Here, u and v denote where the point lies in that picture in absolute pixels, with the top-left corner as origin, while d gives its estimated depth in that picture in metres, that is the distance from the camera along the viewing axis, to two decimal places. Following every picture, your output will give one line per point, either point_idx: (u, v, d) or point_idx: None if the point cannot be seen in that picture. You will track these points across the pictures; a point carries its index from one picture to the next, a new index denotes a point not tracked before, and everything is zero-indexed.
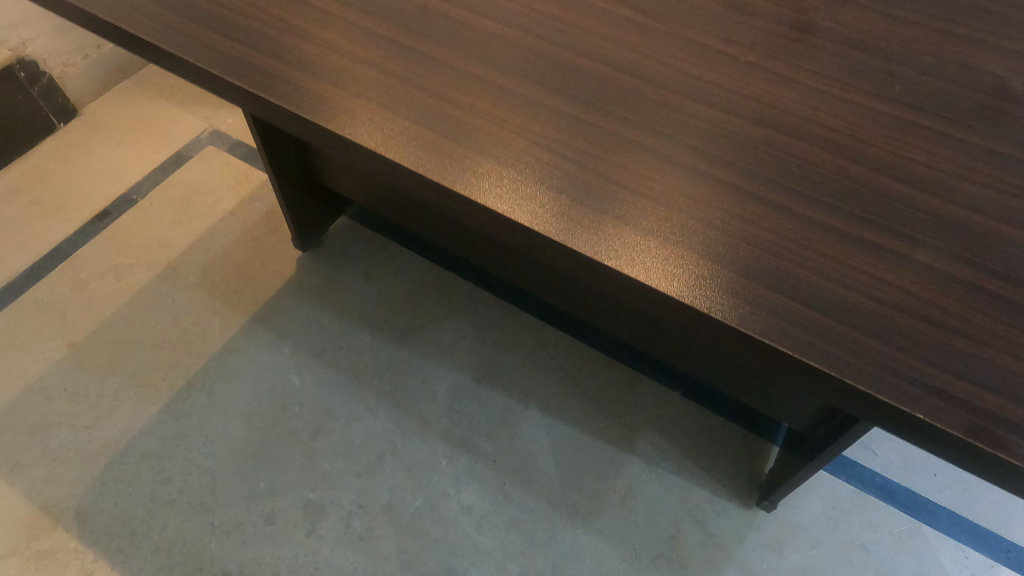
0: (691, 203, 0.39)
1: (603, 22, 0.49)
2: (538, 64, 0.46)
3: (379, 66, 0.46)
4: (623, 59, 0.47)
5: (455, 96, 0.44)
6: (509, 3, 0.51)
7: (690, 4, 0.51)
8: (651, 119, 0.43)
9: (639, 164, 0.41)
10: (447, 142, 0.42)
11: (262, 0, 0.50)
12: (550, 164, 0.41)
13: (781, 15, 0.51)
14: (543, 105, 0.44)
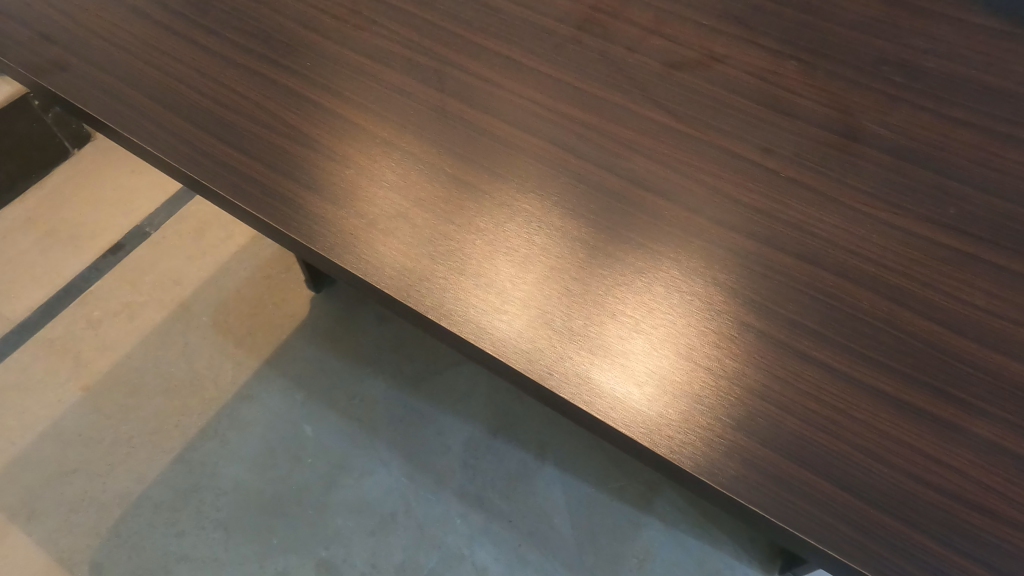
0: (703, 358, 0.38)
1: (632, 130, 0.47)
2: (554, 187, 0.45)
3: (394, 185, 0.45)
4: (655, 179, 0.45)
5: (461, 223, 0.43)
6: (533, 107, 0.48)
7: (725, 105, 0.48)
8: (678, 258, 0.42)
9: (644, 310, 0.40)
10: (451, 279, 0.41)
11: (273, 103, 0.48)
12: (555, 309, 0.40)
13: (823, 118, 0.48)
14: (549, 238, 0.43)
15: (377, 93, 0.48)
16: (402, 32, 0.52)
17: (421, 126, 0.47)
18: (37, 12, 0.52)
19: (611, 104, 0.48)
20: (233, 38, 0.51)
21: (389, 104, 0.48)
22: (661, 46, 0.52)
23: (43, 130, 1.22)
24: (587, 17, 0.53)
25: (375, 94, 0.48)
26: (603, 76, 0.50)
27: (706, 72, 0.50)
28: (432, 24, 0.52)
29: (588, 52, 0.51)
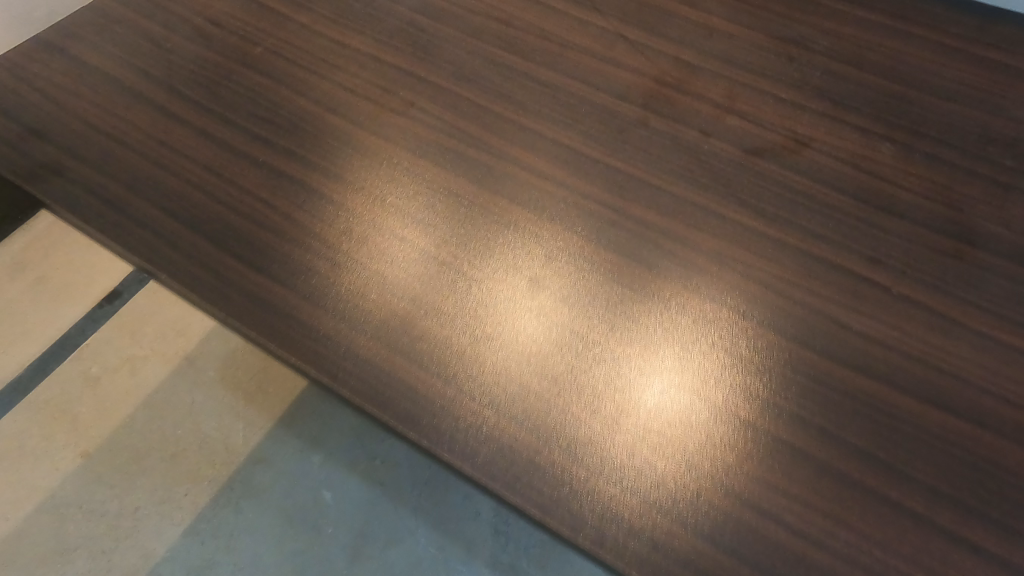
0: (745, 465, 0.33)
1: (716, 238, 0.41)
2: (583, 262, 0.40)
3: (423, 273, 0.39)
4: (752, 302, 0.39)
5: (476, 302, 0.38)
6: (604, 212, 0.42)
7: (821, 203, 0.42)
8: (745, 385, 0.36)
9: (674, 400, 0.35)
10: (460, 366, 0.36)
11: (302, 211, 0.41)
12: (574, 400, 0.35)
13: (931, 215, 0.42)
14: (566, 316, 0.38)
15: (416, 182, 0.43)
16: (444, 119, 0.46)
17: (461, 212, 0.42)
18: (28, 104, 0.46)
19: (690, 206, 0.42)
20: (252, 130, 0.45)
21: (426, 190, 0.43)
22: (738, 127, 0.45)
23: None
24: (652, 94, 0.47)
25: (413, 187, 0.43)
26: (678, 169, 0.43)
27: (793, 160, 0.44)
28: (478, 109, 0.46)
29: (657, 138, 0.45)
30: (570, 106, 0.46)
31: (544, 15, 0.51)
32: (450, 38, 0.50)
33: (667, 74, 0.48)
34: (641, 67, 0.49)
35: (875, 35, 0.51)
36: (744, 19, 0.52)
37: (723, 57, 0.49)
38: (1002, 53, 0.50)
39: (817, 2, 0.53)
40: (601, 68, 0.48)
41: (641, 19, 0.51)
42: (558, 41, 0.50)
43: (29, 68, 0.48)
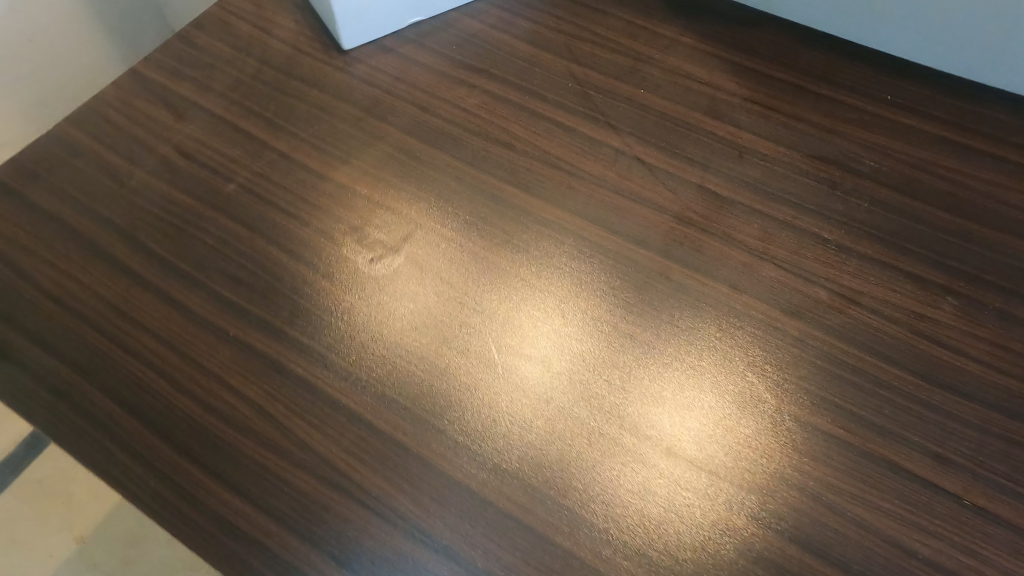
0: (751, 501, 0.33)
1: (741, 379, 0.37)
2: (600, 298, 0.39)
3: (430, 348, 0.38)
4: (776, 407, 0.36)
5: (485, 373, 0.37)
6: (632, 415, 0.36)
7: (874, 381, 0.36)
8: (757, 428, 0.35)
9: (688, 472, 0.34)
10: (468, 392, 0.36)
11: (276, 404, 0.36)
12: (582, 424, 0.35)
13: (1005, 394, 0.36)
14: (578, 384, 0.37)
15: (419, 257, 0.41)
16: (440, 239, 0.41)
17: (466, 279, 0.40)
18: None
19: (712, 351, 0.38)
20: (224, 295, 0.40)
21: (429, 263, 0.41)
22: (775, 282, 0.40)
23: None
24: (676, 237, 0.41)
25: (421, 245, 0.41)
26: (700, 320, 0.39)
27: (840, 324, 0.38)
28: (479, 237, 0.42)
29: (682, 296, 0.39)
30: (577, 241, 0.41)
31: (551, 134, 0.46)
32: (447, 166, 0.44)
33: (691, 209, 0.42)
34: (662, 200, 0.43)
35: (928, 150, 0.45)
36: (779, 134, 0.46)
37: (757, 185, 0.43)
38: None
39: (862, 109, 0.47)
40: (616, 204, 0.43)
41: (661, 136, 0.45)
42: (570, 170, 0.44)
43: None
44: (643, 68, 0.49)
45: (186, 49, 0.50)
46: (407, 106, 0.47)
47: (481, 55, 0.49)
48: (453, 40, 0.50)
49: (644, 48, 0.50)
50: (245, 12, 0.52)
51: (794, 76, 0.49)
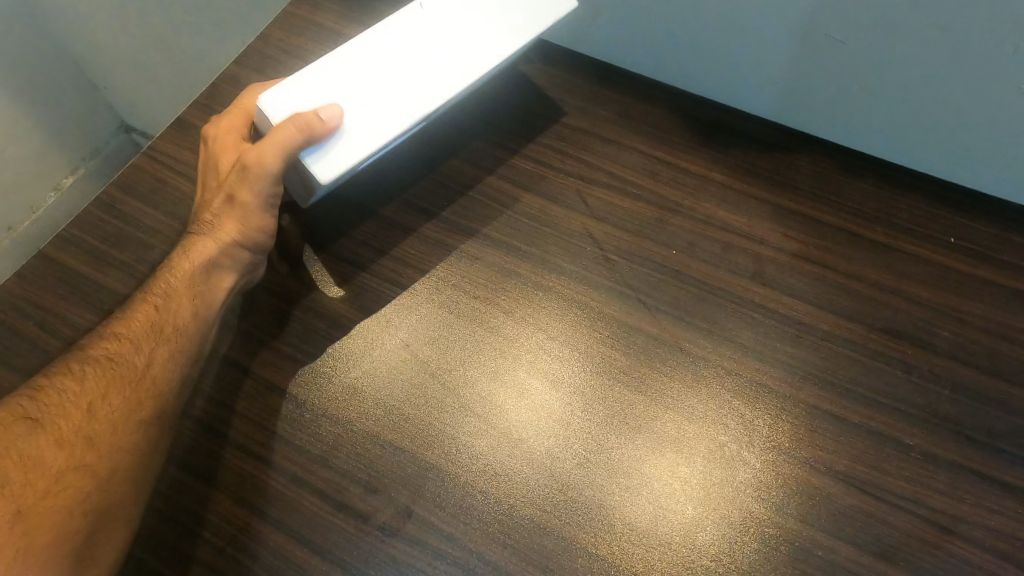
0: (771, 552, 0.33)
1: (742, 438, 0.35)
2: (588, 355, 0.37)
3: (434, 544, 0.33)
4: (782, 471, 0.35)
5: (500, 566, 0.32)
6: (654, 497, 0.34)
7: None
8: (765, 478, 0.34)
9: (718, 541, 0.33)
10: (464, 461, 0.35)
11: None
12: (584, 480, 0.34)
13: None
14: (605, 569, 0.32)
15: (408, 425, 0.36)
16: (427, 327, 0.38)
17: (467, 444, 0.35)
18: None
19: (754, 523, 0.33)
20: None
21: (421, 428, 0.36)
22: (847, 514, 0.34)
23: None
24: (720, 456, 0.35)
25: (405, 313, 0.39)
26: (698, 388, 0.37)
27: (936, 568, 0.33)
28: (467, 301, 0.39)
29: (758, 541, 0.33)
30: (569, 332, 0.38)
31: (567, 319, 0.38)
32: (466, 370, 0.37)
33: (742, 417, 0.36)
34: (704, 409, 0.36)
35: (1004, 312, 0.39)
36: (839, 300, 0.39)
37: (822, 377, 0.37)
38: None
39: (924, 257, 0.41)
40: (650, 412, 0.36)
41: (706, 315, 0.38)
42: (604, 367, 0.37)
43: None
44: (671, 219, 0.41)
45: (113, 225, 0.41)
46: (397, 292, 0.40)
47: (478, 213, 0.42)
48: (445, 195, 0.43)
49: (667, 190, 0.42)
50: (184, 165, 0.43)
51: (843, 217, 0.42)
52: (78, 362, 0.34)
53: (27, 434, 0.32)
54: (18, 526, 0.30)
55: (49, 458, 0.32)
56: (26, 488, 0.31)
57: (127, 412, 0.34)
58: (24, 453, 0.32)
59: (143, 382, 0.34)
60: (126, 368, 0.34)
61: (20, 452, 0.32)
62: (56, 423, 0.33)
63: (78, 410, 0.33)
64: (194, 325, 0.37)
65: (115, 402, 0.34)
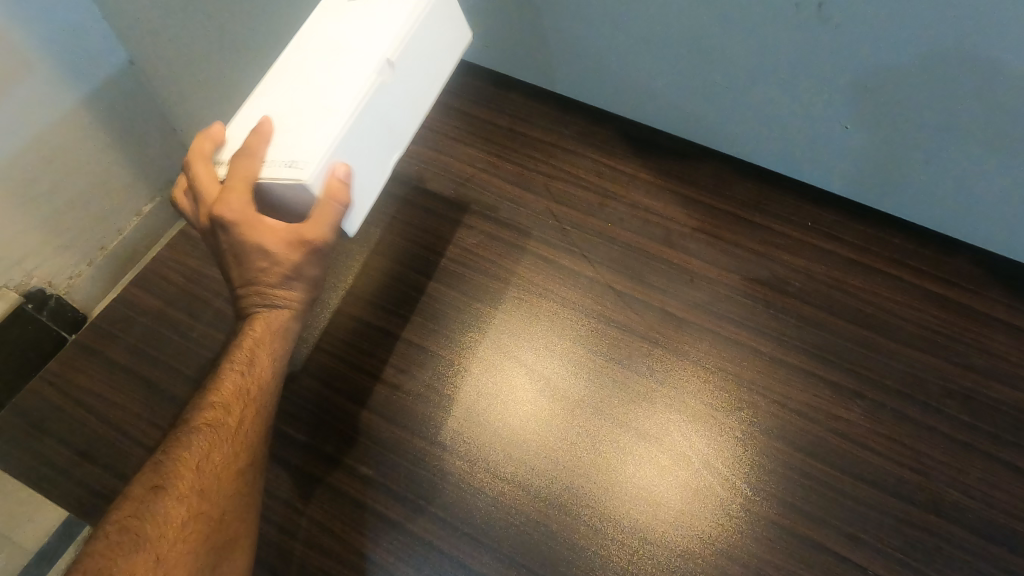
0: (676, 416, 0.49)
1: (657, 344, 0.53)
2: (560, 294, 0.55)
3: (458, 417, 0.50)
4: (684, 368, 0.52)
5: (505, 434, 0.49)
6: (602, 392, 0.51)
7: (799, 470, 0.47)
8: (675, 373, 0.51)
9: (647, 416, 0.49)
10: (476, 369, 0.52)
11: (326, 514, 0.46)
12: (557, 382, 0.51)
13: (897, 480, 0.47)
14: (573, 435, 0.49)
15: (436, 342, 0.53)
16: (443, 275, 0.57)
17: (474, 355, 0.52)
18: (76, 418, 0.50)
19: (664, 397, 0.50)
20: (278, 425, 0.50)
21: (441, 341, 0.53)
22: (720, 391, 0.50)
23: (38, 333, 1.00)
24: (644, 357, 0.52)
25: (423, 263, 0.57)
26: (624, 311, 0.54)
27: (771, 425, 0.49)
28: (467, 256, 0.58)
29: (663, 412, 0.50)
30: (546, 280, 0.56)
31: (538, 269, 0.57)
32: (455, 300, 0.55)
33: (650, 329, 0.53)
34: (630, 323, 0.54)
35: (841, 271, 0.56)
36: (721, 258, 0.57)
37: (703, 306, 0.54)
38: (974, 296, 0.55)
39: (787, 233, 0.58)
40: (597, 330, 0.53)
41: (626, 264, 0.56)
42: (555, 296, 0.55)
43: (68, 375, 0.51)
44: (609, 204, 0.60)
45: None
46: (417, 250, 0.58)
47: (475, 196, 0.61)
48: (450, 184, 0.62)
49: (607, 183, 0.61)
50: None
51: (730, 204, 0.60)
52: (185, 433, 0.42)
53: (152, 498, 0.40)
54: (157, 563, 0.39)
55: (173, 514, 0.40)
56: (161, 539, 0.39)
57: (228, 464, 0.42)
58: (143, 528, 0.39)
59: (223, 447, 0.42)
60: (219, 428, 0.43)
61: (151, 518, 0.40)
62: (173, 484, 0.41)
63: (187, 473, 0.41)
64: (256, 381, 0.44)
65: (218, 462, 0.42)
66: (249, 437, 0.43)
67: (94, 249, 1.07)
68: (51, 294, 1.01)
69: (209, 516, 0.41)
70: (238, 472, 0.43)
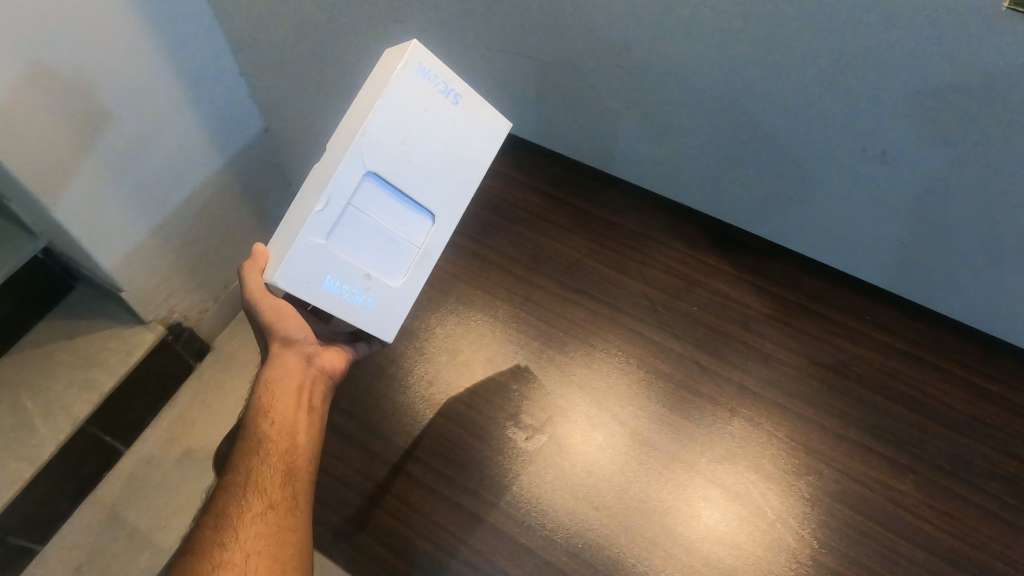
0: (757, 477, 0.60)
1: (737, 412, 0.64)
2: (656, 366, 0.67)
3: (569, 465, 0.62)
4: (760, 436, 0.62)
5: (608, 480, 0.61)
6: (690, 452, 0.62)
7: (860, 530, 0.57)
8: (754, 438, 0.62)
9: (732, 474, 0.61)
10: (583, 425, 0.65)
11: (473, 539, 0.60)
12: (653, 438, 0.63)
13: (945, 546, 0.57)
14: (666, 484, 0.60)
15: (550, 401, 0.66)
16: (556, 345, 0.70)
17: (585, 413, 0.65)
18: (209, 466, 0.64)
19: (745, 459, 0.61)
20: (428, 462, 0.64)
21: (558, 400, 0.66)
22: (792, 457, 0.61)
23: (174, 358, 1.28)
24: (727, 423, 0.63)
25: (540, 335, 0.71)
26: (711, 382, 0.66)
27: (836, 490, 0.59)
28: (574, 329, 0.71)
29: (740, 471, 0.61)
30: (644, 353, 0.68)
31: (633, 342, 0.69)
32: (568, 368, 0.68)
33: (730, 399, 0.64)
34: (714, 393, 0.65)
35: (895, 360, 0.67)
36: (791, 343, 0.68)
37: (776, 384, 0.65)
38: (1012, 389, 0.65)
39: (847, 324, 0.69)
40: (688, 398, 0.65)
41: (709, 343, 0.68)
42: (647, 367, 0.67)
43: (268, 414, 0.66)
44: (693, 290, 0.72)
45: None
46: (535, 323, 0.72)
47: (581, 279, 0.74)
48: (558, 266, 0.75)
49: (691, 273, 0.73)
50: None
51: (798, 295, 0.71)
52: (226, 496, 0.59)
53: (205, 550, 0.56)
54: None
55: (219, 559, 0.55)
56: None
57: (252, 514, 0.57)
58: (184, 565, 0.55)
59: (238, 497, 0.58)
60: (247, 490, 0.59)
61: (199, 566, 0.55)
62: (218, 537, 0.56)
63: (228, 531, 0.57)
64: (284, 433, 0.61)
65: (247, 515, 0.57)
66: (252, 489, 0.59)
67: (220, 289, 1.36)
68: (185, 326, 1.29)
69: (232, 549, 0.55)
70: (245, 513, 0.57)
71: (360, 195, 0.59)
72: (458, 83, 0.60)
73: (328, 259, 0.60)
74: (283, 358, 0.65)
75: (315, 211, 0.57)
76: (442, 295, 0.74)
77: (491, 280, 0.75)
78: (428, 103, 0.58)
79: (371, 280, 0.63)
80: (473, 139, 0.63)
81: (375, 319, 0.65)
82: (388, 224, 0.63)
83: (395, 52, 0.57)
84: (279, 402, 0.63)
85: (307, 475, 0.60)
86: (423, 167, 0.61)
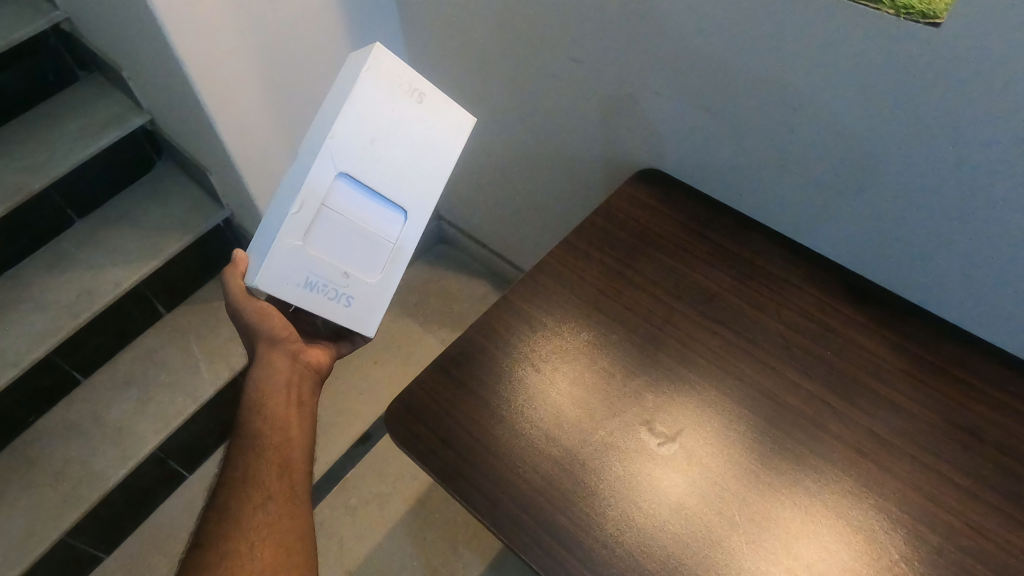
0: (882, 515, 0.64)
1: (861, 451, 0.68)
2: (785, 397, 0.73)
3: (696, 471, 0.68)
4: (883, 479, 0.66)
5: (733, 490, 0.67)
6: (815, 481, 0.67)
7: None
8: (878, 478, 0.66)
9: (854, 507, 0.65)
10: (711, 438, 0.71)
11: (609, 519, 0.66)
12: (777, 461, 0.68)
13: None
14: (789, 504, 0.65)
15: (681, 412, 0.73)
16: (690, 364, 0.77)
17: (713, 428, 0.71)
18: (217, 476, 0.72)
19: (868, 496, 0.65)
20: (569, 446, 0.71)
21: (688, 412, 0.73)
22: (916, 501, 0.65)
23: None
24: (852, 461, 0.67)
25: (674, 352, 0.78)
26: (837, 420, 0.70)
27: (963, 540, 0.62)
28: (709, 353, 0.77)
29: (865, 506, 0.65)
30: (774, 384, 0.74)
31: (762, 372, 0.75)
32: (700, 387, 0.75)
33: (856, 439, 0.69)
34: (839, 431, 0.70)
35: None
36: (923, 398, 0.71)
37: (905, 433, 0.69)
38: None
39: (981, 389, 0.72)
40: (813, 432, 0.70)
41: (841, 386, 0.73)
42: (777, 398, 0.73)
43: (430, 383, 0.77)
44: (827, 334, 0.77)
45: (536, 285, 0.85)
46: (673, 343, 0.79)
47: (719, 310, 0.81)
48: (697, 295, 0.82)
49: (828, 319, 0.78)
50: (563, 263, 0.87)
51: (935, 355, 0.74)
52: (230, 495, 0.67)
53: (207, 546, 0.64)
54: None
55: (227, 549, 0.63)
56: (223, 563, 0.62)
57: (254, 505, 0.67)
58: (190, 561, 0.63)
59: (240, 493, 0.67)
60: (249, 486, 0.68)
61: (205, 559, 0.63)
62: (220, 531, 0.65)
63: (234, 525, 0.65)
64: (277, 428, 0.72)
65: (248, 506, 0.66)
66: (254, 482, 0.68)
67: None
68: None
69: (239, 539, 0.64)
70: (248, 505, 0.66)
71: (333, 196, 0.69)
72: (420, 85, 0.73)
73: (306, 261, 0.69)
74: (270, 356, 0.79)
75: (291, 214, 0.67)
76: (591, 306, 0.83)
77: (632, 299, 0.83)
78: (393, 103, 0.70)
79: (348, 280, 0.73)
80: (432, 138, 0.75)
81: (353, 313, 0.75)
82: (361, 224, 0.72)
83: (358, 58, 0.68)
84: (270, 401, 0.75)
85: (300, 465, 0.72)
86: (389, 164, 0.72)
